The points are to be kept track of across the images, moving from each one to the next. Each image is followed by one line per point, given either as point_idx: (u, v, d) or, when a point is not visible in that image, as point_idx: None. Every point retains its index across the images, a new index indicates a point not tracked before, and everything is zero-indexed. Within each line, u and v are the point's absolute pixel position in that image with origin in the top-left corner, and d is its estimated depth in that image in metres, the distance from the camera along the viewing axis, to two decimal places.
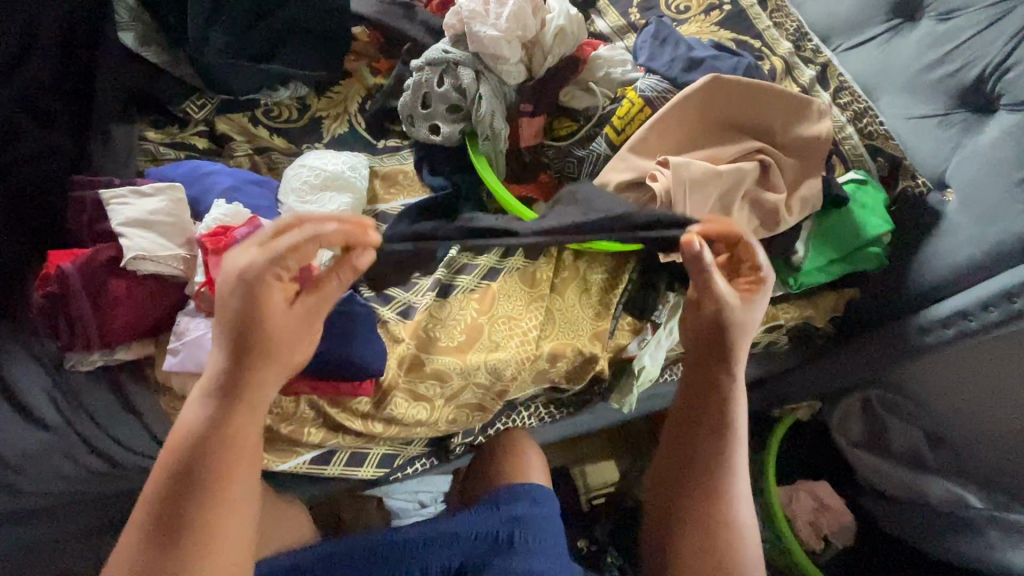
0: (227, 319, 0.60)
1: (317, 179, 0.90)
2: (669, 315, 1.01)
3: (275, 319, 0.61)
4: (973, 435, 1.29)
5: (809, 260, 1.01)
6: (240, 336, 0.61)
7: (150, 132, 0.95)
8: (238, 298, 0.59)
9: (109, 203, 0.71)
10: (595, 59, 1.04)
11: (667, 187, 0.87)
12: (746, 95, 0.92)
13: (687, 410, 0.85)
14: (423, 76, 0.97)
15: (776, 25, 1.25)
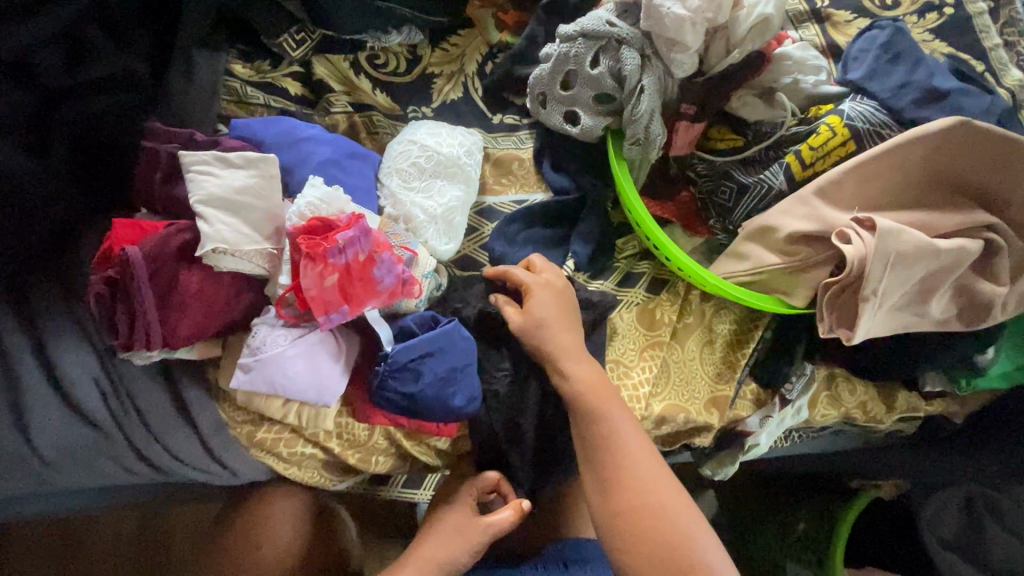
0: (438, 531, 0.72)
1: (428, 162, 0.74)
2: (802, 390, 0.85)
3: (460, 527, 0.71)
4: None
5: (996, 363, 0.81)
6: (437, 543, 0.71)
7: (238, 66, 0.78)
8: (450, 519, 0.72)
9: (189, 168, 0.56)
10: (782, 59, 0.81)
11: (864, 255, 0.68)
12: (993, 152, 0.70)
13: (588, 442, 0.66)
14: (574, 50, 0.77)
15: (1006, 45, 0.99)
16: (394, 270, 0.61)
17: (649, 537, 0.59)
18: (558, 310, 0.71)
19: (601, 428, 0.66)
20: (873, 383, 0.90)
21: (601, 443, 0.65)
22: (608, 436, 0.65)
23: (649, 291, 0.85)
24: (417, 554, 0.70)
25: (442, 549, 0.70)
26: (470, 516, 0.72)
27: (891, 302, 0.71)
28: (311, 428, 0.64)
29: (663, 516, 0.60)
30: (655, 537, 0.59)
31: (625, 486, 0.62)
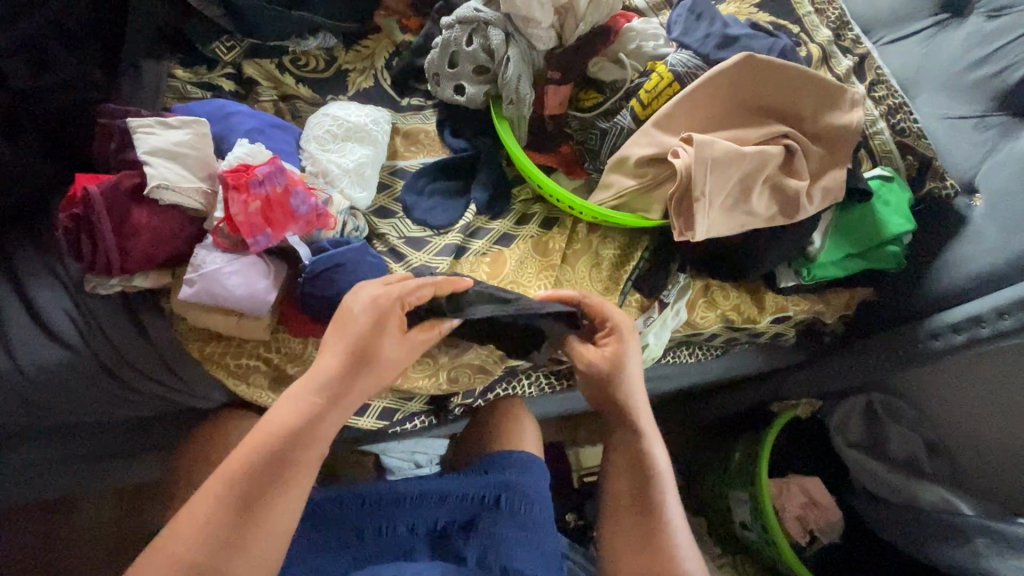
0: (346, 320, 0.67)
1: (340, 130, 0.91)
2: (677, 295, 1.02)
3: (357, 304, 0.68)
4: (973, 446, 1.28)
5: (825, 251, 1.01)
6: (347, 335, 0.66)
7: (179, 71, 0.96)
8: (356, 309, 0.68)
9: (135, 130, 0.71)
10: (627, 31, 1.01)
11: (688, 164, 0.86)
12: (778, 78, 0.90)
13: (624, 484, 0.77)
14: (453, 34, 0.96)
15: (818, 11, 1.22)
16: (309, 202, 0.77)
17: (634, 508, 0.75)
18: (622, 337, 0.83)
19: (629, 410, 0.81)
20: (742, 288, 1.07)
21: (639, 463, 0.78)
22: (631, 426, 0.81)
23: (542, 226, 1.01)
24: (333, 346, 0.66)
25: (348, 352, 0.66)
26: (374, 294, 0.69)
27: (720, 202, 0.89)
28: (252, 341, 0.79)
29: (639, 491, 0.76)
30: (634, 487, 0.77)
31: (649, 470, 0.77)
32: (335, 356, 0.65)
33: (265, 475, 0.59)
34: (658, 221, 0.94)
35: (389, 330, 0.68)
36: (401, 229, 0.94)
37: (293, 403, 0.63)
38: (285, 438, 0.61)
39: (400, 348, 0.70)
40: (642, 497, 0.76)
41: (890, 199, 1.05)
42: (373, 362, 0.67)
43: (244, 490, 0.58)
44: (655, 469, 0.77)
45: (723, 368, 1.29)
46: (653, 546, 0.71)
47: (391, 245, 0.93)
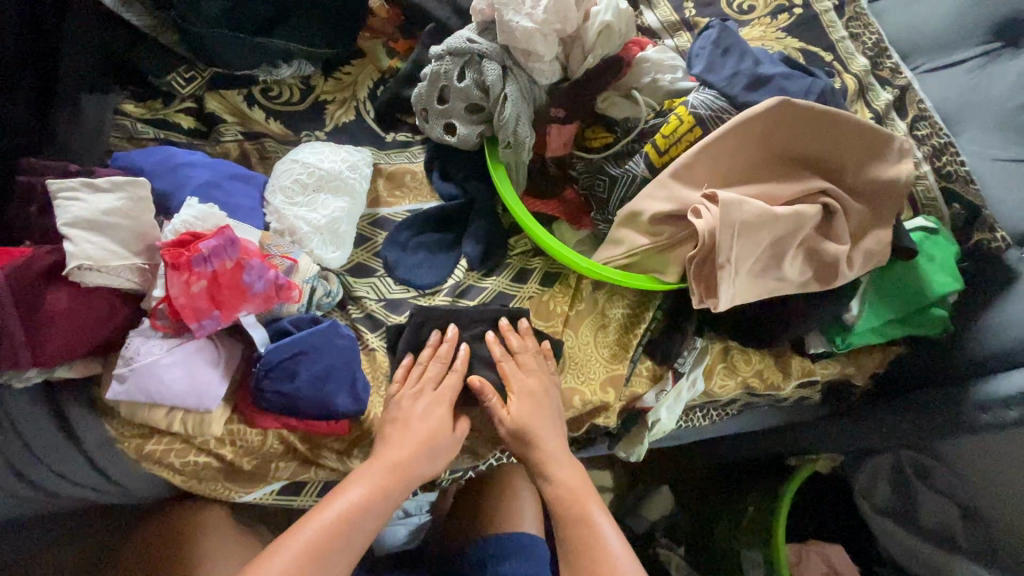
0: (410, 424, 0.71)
1: (311, 179, 0.79)
2: (694, 362, 0.90)
3: (421, 403, 0.73)
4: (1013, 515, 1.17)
5: (863, 319, 0.90)
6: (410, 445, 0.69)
7: (130, 106, 0.84)
8: (423, 404, 0.73)
9: (56, 194, 0.59)
10: (641, 62, 0.90)
11: (712, 227, 0.74)
12: (818, 124, 0.78)
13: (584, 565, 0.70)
14: (442, 67, 0.83)
15: (853, 36, 1.09)
16: (266, 276, 0.65)
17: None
18: (536, 401, 0.77)
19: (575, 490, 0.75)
20: (766, 352, 0.95)
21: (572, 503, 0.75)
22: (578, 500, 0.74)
23: (542, 284, 0.89)
24: (388, 443, 0.69)
25: (411, 437, 0.70)
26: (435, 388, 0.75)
27: (747, 269, 0.77)
28: (200, 438, 0.66)
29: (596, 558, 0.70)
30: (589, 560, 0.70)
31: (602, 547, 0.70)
32: (394, 451, 0.69)
33: (328, 546, 0.62)
34: (675, 285, 0.82)
35: (442, 418, 0.73)
36: (380, 290, 0.83)
37: (358, 482, 0.66)
38: (351, 513, 0.64)
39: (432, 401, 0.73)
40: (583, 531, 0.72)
41: (936, 254, 0.92)
42: (428, 459, 0.71)
43: (302, 567, 0.59)
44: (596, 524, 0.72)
45: (738, 425, 1.18)
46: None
47: (366, 310, 0.81)
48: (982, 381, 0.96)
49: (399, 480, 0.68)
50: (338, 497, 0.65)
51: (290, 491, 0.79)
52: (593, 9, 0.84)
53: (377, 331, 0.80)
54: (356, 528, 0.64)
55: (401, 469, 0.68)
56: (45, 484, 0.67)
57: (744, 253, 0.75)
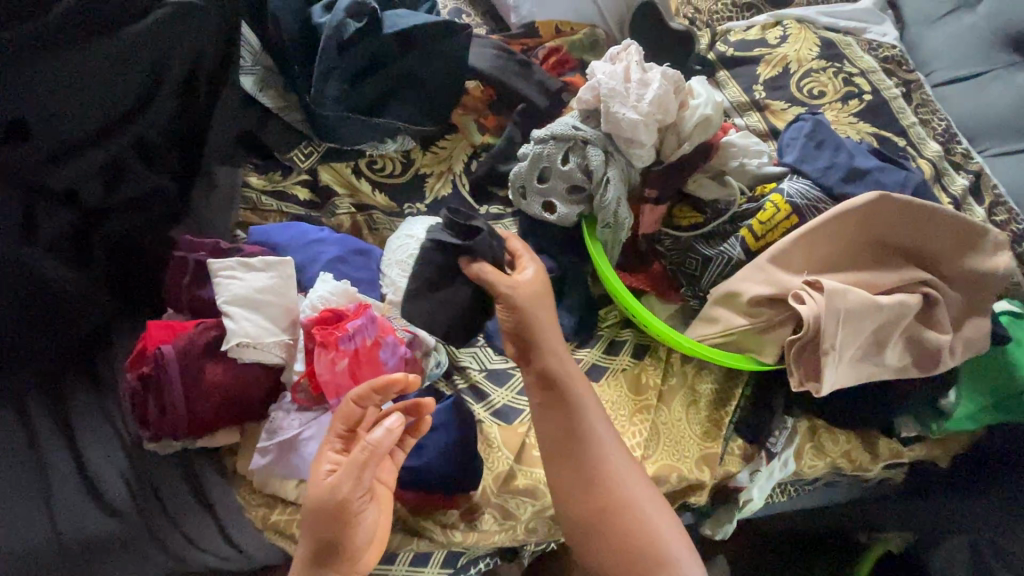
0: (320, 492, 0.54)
1: (423, 253, 0.80)
2: (785, 444, 0.90)
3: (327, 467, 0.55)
4: None
5: (961, 405, 0.90)
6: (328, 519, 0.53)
7: (253, 178, 0.92)
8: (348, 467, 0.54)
9: (217, 273, 0.64)
10: (727, 146, 0.94)
11: (818, 312, 0.76)
12: (916, 218, 0.82)
13: (592, 488, 0.69)
14: (545, 149, 0.89)
15: (922, 122, 1.14)
16: (398, 351, 0.68)
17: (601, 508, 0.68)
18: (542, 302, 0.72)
19: (583, 421, 0.71)
20: (855, 432, 0.95)
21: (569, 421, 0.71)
22: (579, 433, 0.70)
23: (634, 356, 0.91)
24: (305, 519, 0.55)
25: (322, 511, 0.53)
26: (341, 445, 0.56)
27: (848, 354, 0.79)
28: None
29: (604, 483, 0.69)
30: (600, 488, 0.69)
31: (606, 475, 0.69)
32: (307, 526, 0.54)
33: None
34: (772, 365, 0.84)
35: (355, 477, 0.54)
36: (482, 360, 0.85)
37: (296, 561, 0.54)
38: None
39: (339, 474, 0.54)
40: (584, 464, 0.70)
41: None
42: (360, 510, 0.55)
43: None
44: (590, 424, 0.71)
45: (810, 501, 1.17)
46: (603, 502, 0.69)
47: (471, 381, 0.83)
48: None
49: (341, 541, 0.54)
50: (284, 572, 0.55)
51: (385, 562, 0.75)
52: (692, 102, 0.90)
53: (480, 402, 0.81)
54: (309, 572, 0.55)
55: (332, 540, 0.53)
56: None
57: (850, 340, 0.78)
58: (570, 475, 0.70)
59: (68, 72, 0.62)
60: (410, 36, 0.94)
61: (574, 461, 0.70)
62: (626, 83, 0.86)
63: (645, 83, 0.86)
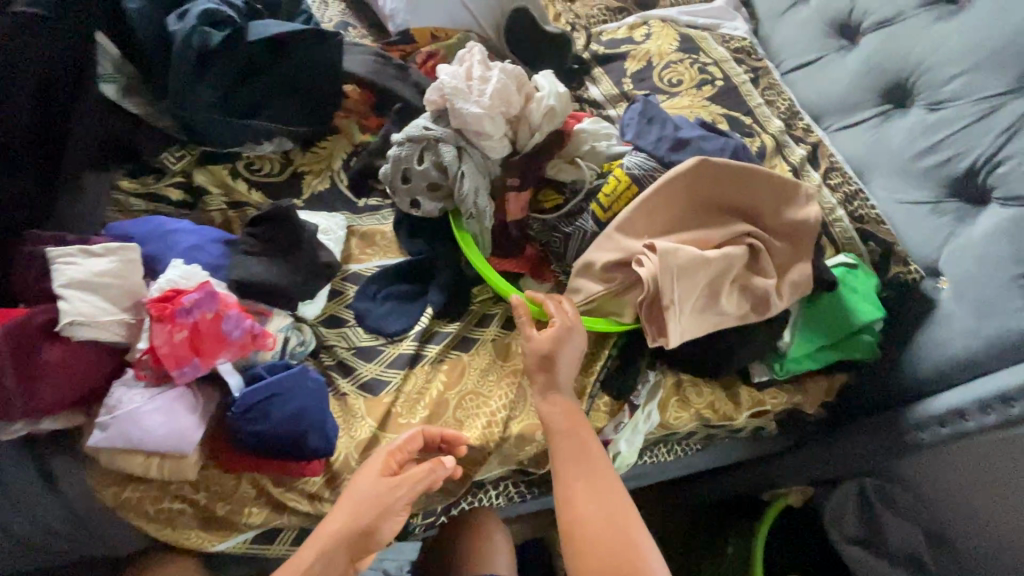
0: (358, 501, 0.71)
1: (279, 236, 0.85)
2: (648, 395, 0.97)
3: (366, 482, 0.73)
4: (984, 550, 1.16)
5: (796, 344, 0.99)
6: (361, 527, 0.70)
7: (124, 182, 0.96)
8: (384, 486, 0.73)
9: (54, 260, 0.67)
10: (579, 133, 1.01)
11: (653, 273, 0.84)
12: (733, 178, 0.90)
13: (592, 500, 0.75)
14: (404, 151, 0.94)
15: (768, 103, 1.26)
16: (243, 324, 0.71)
17: (600, 536, 0.72)
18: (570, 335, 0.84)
19: (588, 448, 0.79)
20: (716, 384, 1.02)
21: (582, 447, 0.79)
22: (585, 454, 0.79)
23: (503, 327, 0.96)
24: (337, 514, 0.71)
25: (361, 520, 0.70)
26: (382, 472, 0.74)
27: (690, 306, 0.86)
28: (176, 482, 0.70)
29: (614, 513, 0.73)
30: (605, 521, 0.73)
31: (618, 505, 0.74)
32: (336, 520, 0.70)
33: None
34: (631, 325, 0.90)
35: (400, 494, 0.73)
36: (351, 339, 0.90)
37: (313, 545, 0.68)
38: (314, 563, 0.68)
39: (382, 489, 0.73)
40: (595, 484, 0.76)
41: (857, 286, 1.02)
42: (382, 524, 0.72)
43: None
44: (598, 457, 0.79)
45: (704, 460, 1.23)
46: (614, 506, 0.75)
47: (337, 358, 0.88)
48: (921, 401, 1.03)
49: (357, 546, 0.70)
50: (307, 548, 0.68)
51: (263, 539, 0.79)
52: (536, 95, 0.98)
53: (347, 377, 0.87)
54: (330, 565, 0.68)
55: (358, 542, 0.70)
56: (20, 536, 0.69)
57: (689, 286, 0.85)
58: (566, 500, 0.76)
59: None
60: (277, 40, 0.99)
61: (577, 479, 0.77)
62: (468, 82, 0.94)
63: (485, 81, 0.94)
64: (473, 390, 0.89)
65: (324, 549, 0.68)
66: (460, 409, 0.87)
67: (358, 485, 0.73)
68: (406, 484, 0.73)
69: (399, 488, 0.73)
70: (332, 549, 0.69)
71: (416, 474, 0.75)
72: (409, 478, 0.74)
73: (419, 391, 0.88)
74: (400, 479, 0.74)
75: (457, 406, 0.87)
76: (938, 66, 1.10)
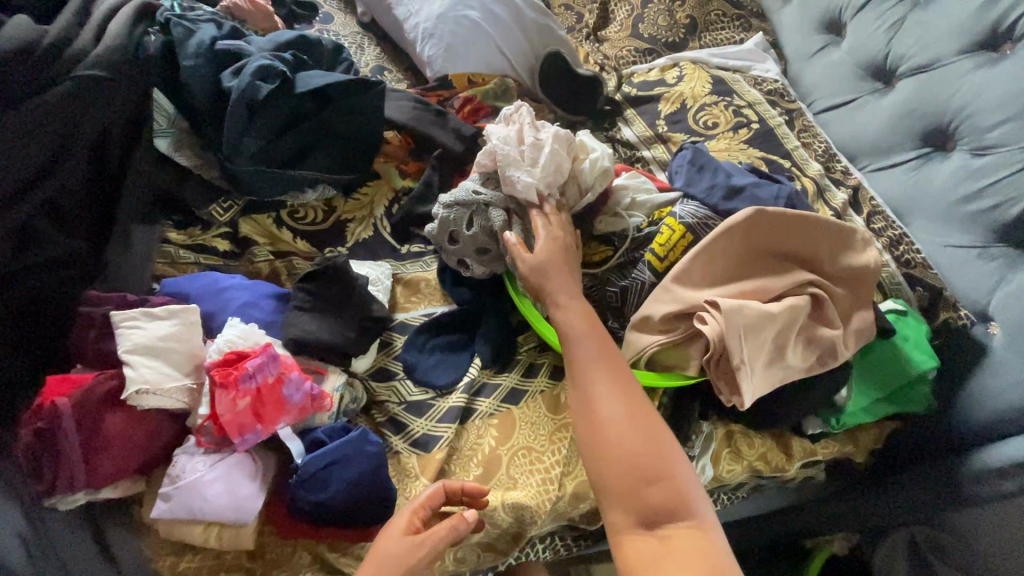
0: (376, 565, 0.66)
1: (333, 291, 0.84)
2: (702, 447, 0.94)
3: (386, 543, 0.68)
4: None
5: (853, 400, 0.97)
6: None
7: (173, 234, 0.96)
8: (402, 547, 0.67)
9: (118, 324, 0.66)
10: (619, 188, 1.00)
11: (719, 332, 0.82)
12: (790, 227, 0.90)
13: (624, 412, 0.72)
14: (451, 215, 0.93)
15: (804, 145, 1.26)
16: (303, 387, 0.70)
17: (631, 454, 0.70)
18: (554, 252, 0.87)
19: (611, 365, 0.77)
20: (767, 435, 1.00)
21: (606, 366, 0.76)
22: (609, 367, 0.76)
23: (551, 377, 0.93)
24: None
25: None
26: (402, 532, 0.69)
27: (760, 363, 0.85)
28: (233, 551, 0.68)
29: (639, 424, 0.72)
30: (638, 441, 0.71)
31: (644, 421, 0.73)
32: None
33: None
34: (695, 377, 0.88)
35: (419, 556, 0.67)
36: (401, 393, 0.89)
37: None
38: None
39: (400, 551, 0.67)
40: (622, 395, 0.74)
41: (909, 334, 1.01)
42: None
43: None
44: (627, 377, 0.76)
45: (748, 508, 1.20)
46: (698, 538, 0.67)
47: (389, 414, 0.87)
48: (978, 451, 1.01)
49: None
50: None
51: None
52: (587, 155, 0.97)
53: (400, 433, 0.85)
54: None
55: None
56: None
57: (757, 344, 0.84)
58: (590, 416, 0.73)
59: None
60: (323, 92, 1.00)
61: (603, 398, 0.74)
62: (520, 147, 0.92)
63: (538, 145, 0.92)
64: (525, 446, 0.87)
65: None
66: (513, 466, 0.85)
67: (379, 549, 0.68)
68: (425, 546, 0.68)
69: (416, 551, 0.67)
70: None
71: (435, 533, 0.69)
72: (426, 539, 0.68)
73: (471, 446, 0.86)
74: (420, 538, 0.69)
75: (510, 463, 0.85)
76: (981, 113, 1.10)
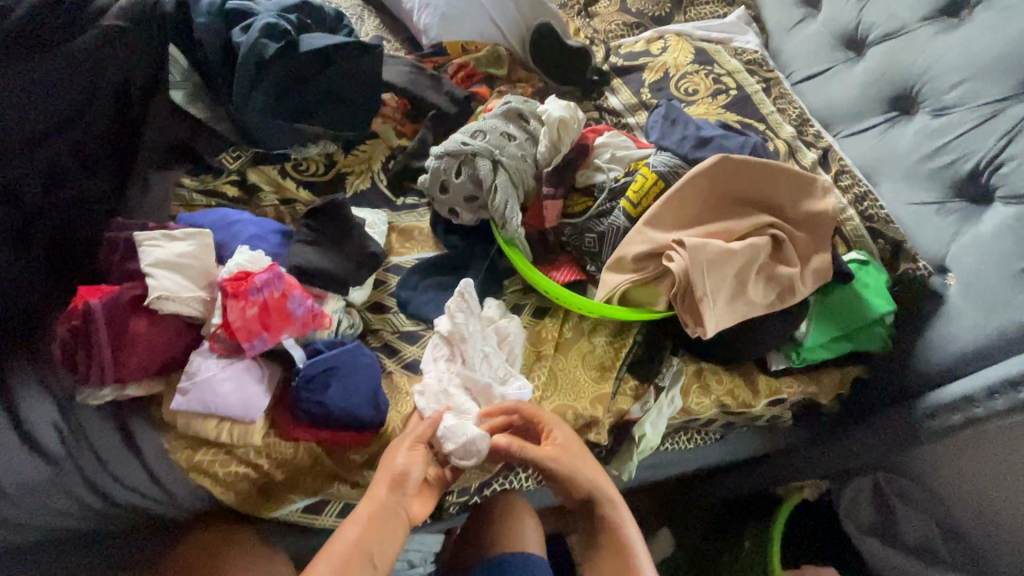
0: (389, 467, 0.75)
1: (333, 228, 0.92)
2: (672, 381, 1.02)
3: (392, 452, 0.77)
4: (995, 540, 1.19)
5: (810, 336, 1.05)
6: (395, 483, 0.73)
7: (187, 180, 1.04)
8: (405, 450, 0.76)
9: (141, 242, 0.74)
10: (599, 146, 1.10)
11: (683, 268, 0.91)
12: (753, 173, 0.97)
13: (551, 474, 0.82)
14: (442, 164, 1.01)
15: (780, 110, 1.33)
16: (305, 303, 0.79)
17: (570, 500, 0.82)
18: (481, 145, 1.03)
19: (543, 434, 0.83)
20: (734, 372, 1.07)
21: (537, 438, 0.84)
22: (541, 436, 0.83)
23: (534, 316, 1.03)
24: (374, 486, 0.73)
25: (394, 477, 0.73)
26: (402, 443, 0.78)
27: (723, 296, 0.92)
28: (242, 446, 0.76)
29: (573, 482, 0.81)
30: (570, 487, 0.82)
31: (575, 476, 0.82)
32: (375, 490, 0.73)
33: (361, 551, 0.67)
34: (662, 312, 0.97)
35: (417, 454, 0.76)
36: (394, 324, 0.97)
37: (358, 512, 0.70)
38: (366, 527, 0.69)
39: (406, 451, 0.77)
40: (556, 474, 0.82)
41: (868, 280, 1.08)
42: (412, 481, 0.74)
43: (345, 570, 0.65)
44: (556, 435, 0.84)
45: (721, 451, 1.28)
46: (595, 529, 0.81)
47: (384, 340, 0.95)
48: (932, 390, 1.08)
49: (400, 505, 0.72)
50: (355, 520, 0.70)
51: (314, 509, 0.86)
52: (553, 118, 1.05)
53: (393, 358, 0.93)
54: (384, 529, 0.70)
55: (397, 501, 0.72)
56: (100, 494, 0.75)
57: (720, 280, 0.91)
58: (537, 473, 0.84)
59: (34, 72, 0.72)
60: (325, 53, 1.07)
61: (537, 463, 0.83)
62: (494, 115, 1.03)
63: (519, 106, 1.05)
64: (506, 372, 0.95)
65: (370, 512, 0.70)
66: None
67: (390, 458, 0.76)
68: (420, 443, 0.78)
69: (415, 446, 0.77)
70: (378, 511, 0.70)
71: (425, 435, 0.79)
72: (420, 439, 0.78)
73: None
74: (417, 442, 0.78)
75: None
76: (941, 76, 1.17)
